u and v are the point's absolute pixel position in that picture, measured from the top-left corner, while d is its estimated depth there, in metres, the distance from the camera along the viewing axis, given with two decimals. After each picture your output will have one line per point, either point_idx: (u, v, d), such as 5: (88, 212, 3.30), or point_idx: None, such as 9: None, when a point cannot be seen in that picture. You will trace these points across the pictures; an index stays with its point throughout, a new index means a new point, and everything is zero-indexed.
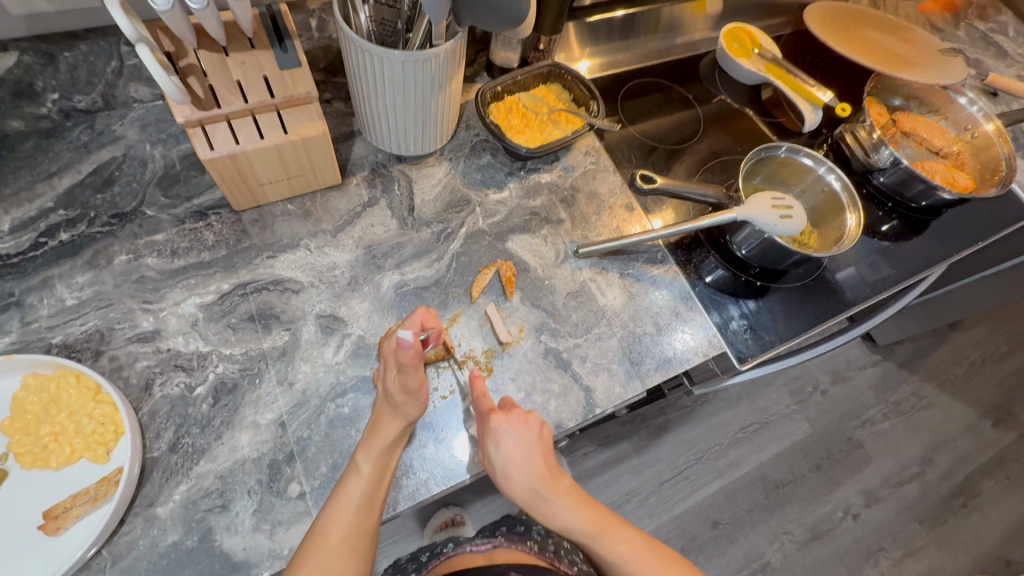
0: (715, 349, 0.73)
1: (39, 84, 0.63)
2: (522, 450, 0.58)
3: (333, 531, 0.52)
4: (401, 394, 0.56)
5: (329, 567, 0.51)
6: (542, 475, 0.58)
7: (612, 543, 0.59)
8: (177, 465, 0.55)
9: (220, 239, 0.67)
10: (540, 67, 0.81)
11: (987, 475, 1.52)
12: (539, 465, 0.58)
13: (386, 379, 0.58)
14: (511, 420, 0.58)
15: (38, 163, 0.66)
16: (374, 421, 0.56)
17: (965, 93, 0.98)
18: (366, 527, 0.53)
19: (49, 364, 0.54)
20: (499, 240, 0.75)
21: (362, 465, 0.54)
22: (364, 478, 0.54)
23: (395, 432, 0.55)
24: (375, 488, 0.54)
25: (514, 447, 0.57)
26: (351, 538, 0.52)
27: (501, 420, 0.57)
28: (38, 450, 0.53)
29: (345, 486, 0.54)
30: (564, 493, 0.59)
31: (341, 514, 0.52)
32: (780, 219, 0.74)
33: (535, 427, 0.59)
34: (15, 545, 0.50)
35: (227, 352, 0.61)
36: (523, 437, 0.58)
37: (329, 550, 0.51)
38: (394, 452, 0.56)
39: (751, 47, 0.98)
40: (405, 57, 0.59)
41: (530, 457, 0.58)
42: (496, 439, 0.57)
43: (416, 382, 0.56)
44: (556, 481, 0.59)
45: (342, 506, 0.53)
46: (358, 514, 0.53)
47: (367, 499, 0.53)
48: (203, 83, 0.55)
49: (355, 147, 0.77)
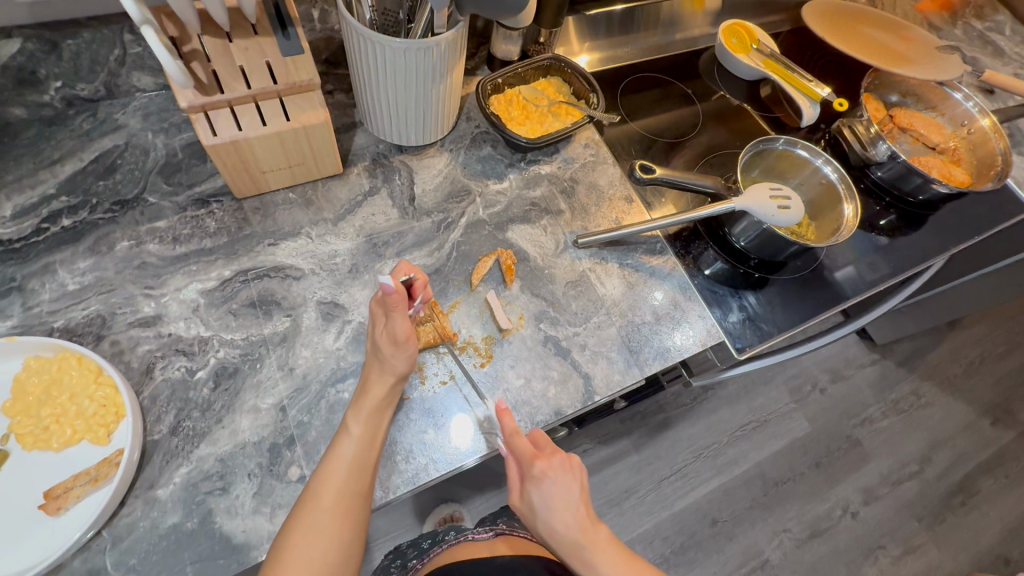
0: (713, 339, 0.74)
1: (43, 71, 0.63)
2: (567, 496, 0.56)
3: (327, 492, 0.52)
4: (388, 344, 0.57)
5: (322, 527, 0.51)
6: (584, 526, 0.55)
7: None
8: (177, 448, 0.55)
9: (222, 226, 0.68)
10: (540, 60, 0.82)
11: (986, 473, 1.53)
12: (582, 515, 0.55)
13: (375, 331, 0.59)
14: (554, 464, 0.57)
15: (41, 150, 0.67)
16: (364, 383, 0.58)
17: (961, 89, 0.99)
18: (359, 487, 0.53)
19: (51, 347, 0.54)
20: (499, 230, 0.75)
21: (351, 425, 0.55)
22: (354, 438, 0.55)
23: (383, 390, 0.57)
24: (367, 451, 0.55)
25: (557, 492, 0.56)
26: (345, 498, 0.52)
27: (545, 466, 0.56)
28: (40, 431, 0.53)
29: (336, 448, 0.55)
30: (608, 549, 0.54)
31: (333, 475, 0.53)
32: (778, 209, 0.74)
33: (578, 472, 0.58)
34: (16, 525, 0.50)
35: (227, 337, 0.62)
36: (569, 484, 0.56)
37: (322, 510, 0.52)
38: (384, 412, 0.57)
39: (750, 43, 0.99)
40: (407, 44, 0.59)
41: (574, 505, 0.55)
42: (538, 485, 0.56)
43: (402, 329, 0.57)
44: (596, 532, 0.55)
45: (333, 464, 0.53)
46: (350, 474, 0.53)
47: (359, 459, 0.54)
48: (207, 69, 0.55)
49: (356, 138, 0.77)
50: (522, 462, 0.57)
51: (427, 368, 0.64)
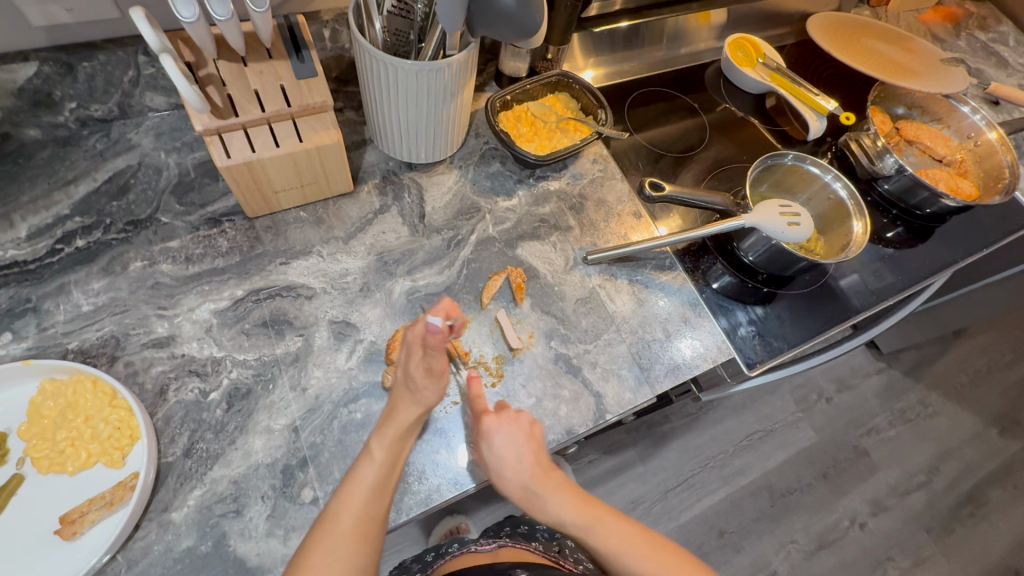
0: (723, 356, 0.74)
1: (58, 93, 0.64)
2: (514, 447, 0.57)
3: (346, 517, 0.52)
4: (425, 376, 0.57)
5: (340, 552, 0.51)
6: (534, 473, 0.58)
7: (603, 532, 0.59)
8: (191, 470, 0.56)
9: (234, 245, 0.68)
10: (549, 77, 0.83)
11: (994, 484, 1.52)
12: (531, 464, 0.58)
13: (410, 360, 0.58)
14: (502, 419, 0.58)
15: (55, 171, 0.67)
16: (390, 407, 0.57)
17: (968, 102, 0.99)
18: (378, 513, 0.53)
19: (66, 370, 0.55)
20: (509, 247, 0.75)
21: (375, 450, 0.55)
22: (376, 464, 0.54)
23: (410, 419, 0.56)
24: (388, 477, 0.54)
25: (505, 446, 0.56)
26: (362, 523, 0.52)
27: (493, 420, 0.57)
28: (55, 454, 0.53)
29: (358, 472, 0.54)
30: (558, 491, 0.59)
31: (353, 499, 0.53)
32: (788, 226, 0.74)
33: (526, 423, 0.59)
34: (32, 549, 0.50)
35: (240, 357, 0.62)
36: (516, 436, 0.57)
37: (341, 533, 0.52)
38: (408, 439, 0.56)
39: (756, 57, 1.00)
40: (417, 66, 0.60)
41: (523, 457, 0.57)
42: (488, 440, 0.57)
43: (442, 364, 0.58)
44: (550, 478, 0.59)
45: (354, 488, 0.53)
46: (370, 500, 0.53)
47: (379, 484, 0.54)
48: (222, 93, 0.56)
49: (366, 155, 0.78)
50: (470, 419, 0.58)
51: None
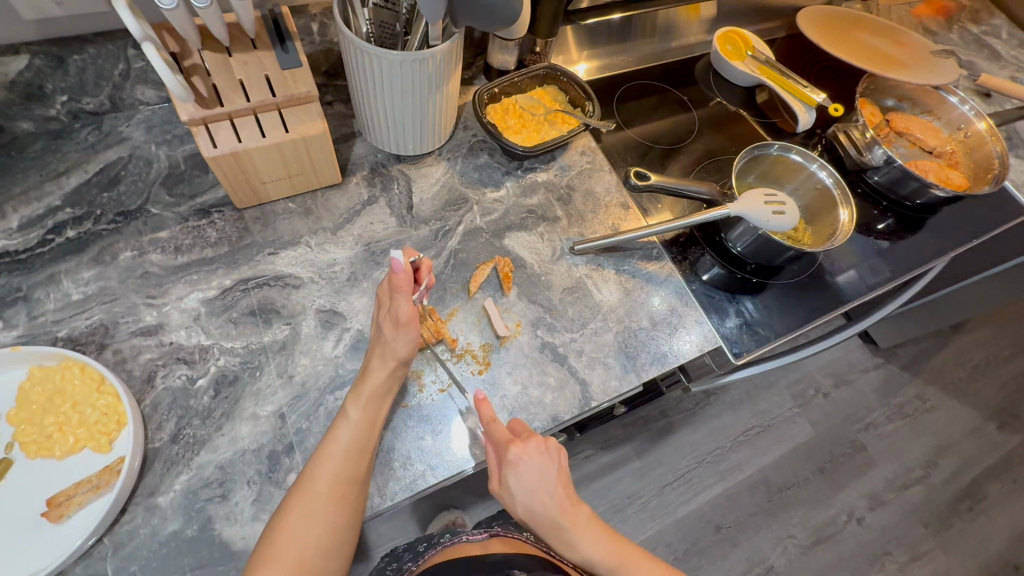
0: (710, 345, 0.74)
1: (49, 86, 0.65)
2: (542, 478, 0.59)
3: (323, 477, 0.54)
4: (392, 327, 0.60)
5: (318, 510, 0.54)
6: (563, 506, 0.60)
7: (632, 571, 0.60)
8: (178, 455, 0.56)
9: (223, 236, 0.69)
10: (537, 70, 0.83)
11: (993, 478, 1.51)
12: (560, 497, 0.60)
13: (381, 315, 0.62)
14: (530, 449, 0.58)
15: (47, 163, 0.68)
16: (365, 368, 0.59)
17: (957, 92, 0.99)
18: (355, 474, 0.55)
19: (54, 356, 0.55)
20: (497, 237, 0.76)
21: (350, 411, 0.57)
22: (351, 424, 0.56)
23: (382, 375, 0.58)
24: (364, 438, 0.56)
25: (532, 476, 0.58)
26: (339, 483, 0.54)
27: (521, 450, 0.57)
28: (43, 439, 0.54)
29: (335, 432, 0.56)
30: (586, 527, 0.60)
31: (329, 459, 0.55)
32: (773, 214, 0.75)
33: (554, 454, 0.60)
34: (20, 531, 0.51)
35: (228, 345, 0.62)
36: (543, 465, 0.59)
37: (318, 493, 0.54)
38: (384, 399, 0.58)
39: (745, 50, 1.00)
40: (402, 57, 0.60)
41: (551, 488, 0.59)
42: (515, 469, 0.57)
43: (406, 311, 0.59)
44: (575, 512, 0.60)
45: (330, 449, 0.55)
46: (346, 460, 0.55)
47: (355, 445, 0.55)
48: (207, 83, 0.57)
49: (355, 147, 0.78)
50: (499, 449, 0.58)
51: (426, 375, 0.65)
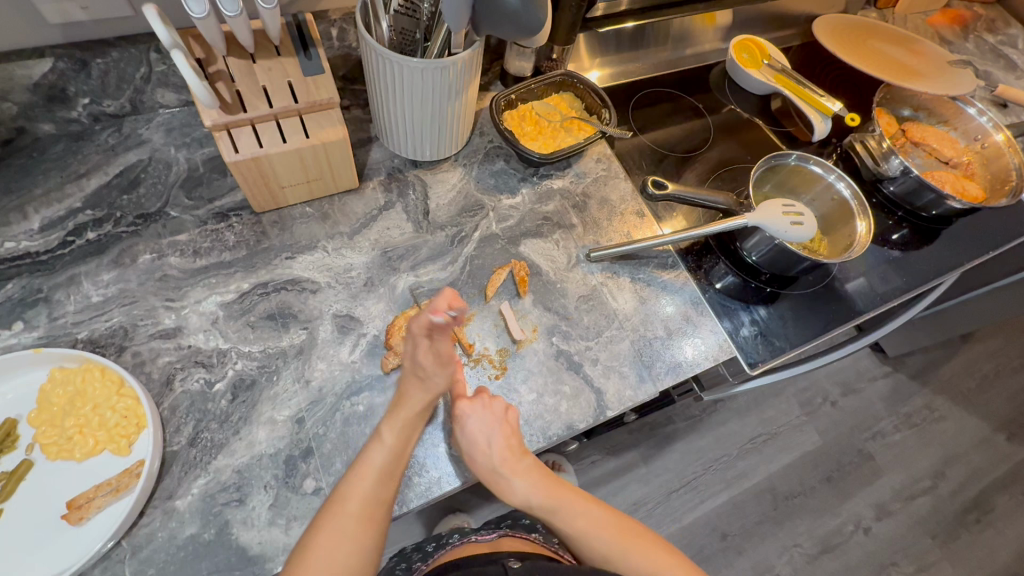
0: (725, 354, 0.74)
1: (72, 89, 0.65)
2: (484, 430, 0.58)
3: (355, 498, 0.53)
4: (434, 363, 0.57)
5: (348, 531, 0.52)
6: (504, 457, 0.60)
7: (567, 512, 0.62)
8: (196, 459, 0.56)
9: (241, 239, 0.69)
10: (553, 76, 0.83)
11: (1002, 490, 1.50)
12: (504, 447, 0.59)
13: (416, 350, 0.57)
14: (476, 403, 0.60)
15: (68, 165, 0.68)
16: (400, 393, 0.58)
17: (974, 103, 0.98)
18: (387, 496, 0.54)
19: (75, 358, 0.56)
20: (512, 244, 0.76)
21: (385, 435, 0.56)
22: (386, 447, 0.55)
23: (420, 405, 0.57)
24: (397, 461, 0.55)
25: (478, 431, 0.58)
26: (371, 505, 0.53)
27: (466, 404, 0.60)
28: (63, 441, 0.54)
29: (367, 453, 0.55)
30: (527, 473, 0.61)
31: (362, 480, 0.54)
32: (791, 225, 0.75)
33: (501, 411, 0.60)
34: (40, 532, 0.51)
35: (246, 349, 0.63)
36: (490, 421, 0.59)
37: (349, 514, 0.52)
38: (417, 424, 0.58)
39: (761, 58, 1.00)
40: (424, 64, 0.61)
41: (493, 441, 0.58)
42: (461, 422, 0.59)
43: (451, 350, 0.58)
44: (519, 461, 0.61)
45: (363, 469, 0.54)
46: (379, 482, 0.54)
47: (388, 469, 0.55)
48: (231, 89, 0.57)
49: (372, 152, 0.79)
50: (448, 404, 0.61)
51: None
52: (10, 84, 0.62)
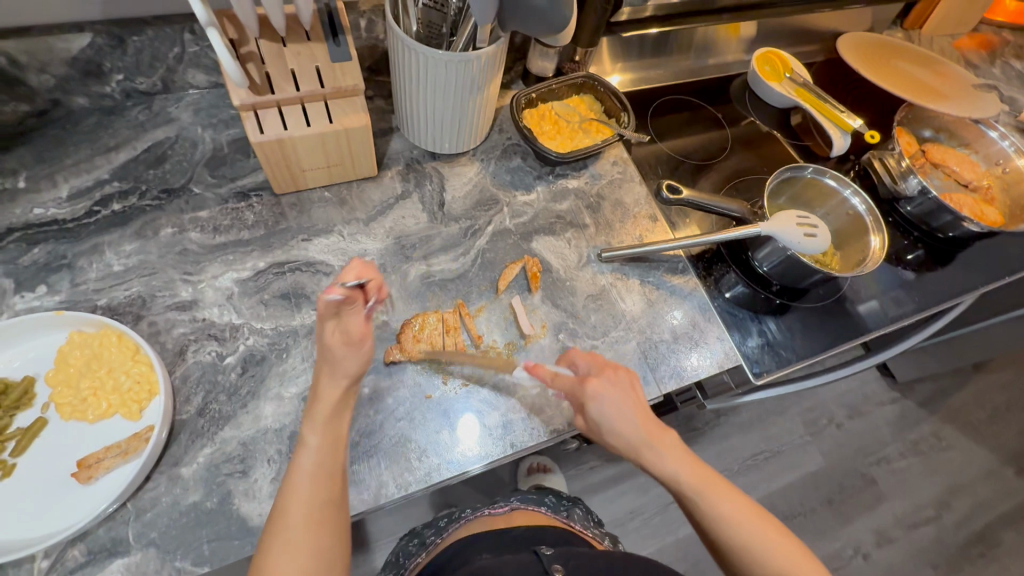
0: (730, 362, 0.74)
1: (107, 65, 0.67)
2: (621, 406, 0.60)
3: (296, 505, 0.49)
4: (342, 344, 0.54)
5: (299, 541, 0.48)
6: (649, 429, 0.60)
7: (715, 496, 0.57)
8: (203, 428, 0.58)
9: (260, 220, 0.71)
10: (575, 78, 0.84)
11: (1008, 525, 1.47)
12: (644, 421, 0.60)
13: (325, 330, 0.54)
14: (604, 382, 0.61)
15: (99, 138, 0.71)
16: (314, 391, 0.55)
17: (996, 127, 0.99)
18: (331, 493, 0.51)
19: (93, 323, 0.57)
20: (524, 240, 0.77)
21: (308, 438, 0.53)
22: (313, 449, 0.52)
23: (336, 394, 0.54)
24: (330, 459, 0.52)
25: (615, 404, 0.60)
26: (314, 510, 0.50)
27: (595, 383, 0.61)
28: (78, 402, 0.56)
29: (295, 461, 0.52)
30: (674, 447, 0.60)
31: (297, 489, 0.50)
32: (805, 236, 0.74)
33: (627, 383, 0.62)
34: (49, 489, 0.52)
35: (258, 326, 0.64)
36: (623, 397, 0.61)
37: (295, 524, 0.49)
38: (342, 417, 0.55)
39: (783, 72, 1.00)
40: (448, 57, 0.62)
41: (631, 413, 0.60)
42: (593, 402, 0.60)
43: (358, 329, 0.54)
44: (663, 437, 0.61)
45: (295, 478, 0.51)
46: (315, 484, 0.51)
47: (321, 468, 0.51)
48: (261, 71, 0.59)
49: (392, 142, 0.80)
50: (574, 391, 0.62)
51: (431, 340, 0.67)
52: (50, 57, 0.64)
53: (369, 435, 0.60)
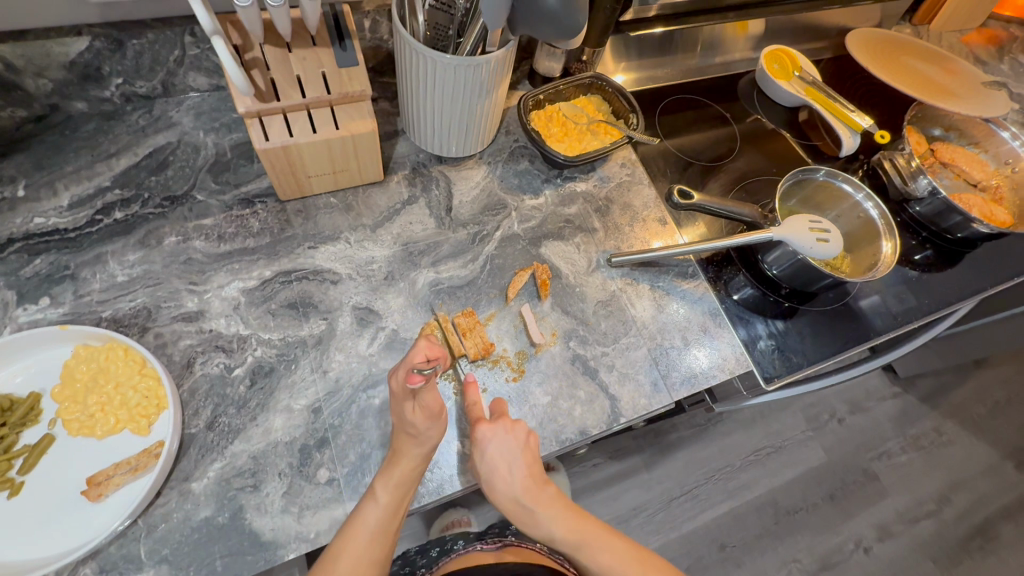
0: (741, 367, 0.74)
1: (106, 69, 0.66)
2: (508, 459, 0.58)
3: (346, 557, 0.53)
4: (424, 418, 0.56)
5: None
6: (527, 486, 0.59)
7: (592, 551, 0.60)
8: (213, 442, 0.57)
9: (265, 227, 0.69)
10: (583, 79, 0.83)
11: (1007, 518, 1.48)
12: (527, 476, 0.59)
13: (401, 409, 0.56)
14: (496, 430, 0.58)
15: (99, 144, 0.69)
16: (395, 448, 0.55)
17: (1007, 127, 0.97)
18: (380, 550, 0.54)
19: (100, 336, 0.56)
20: (533, 245, 0.76)
21: (379, 493, 0.54)
22: (380, 507, 0.54)
23: (415, 463, 0.55)
24: (390, 519, 0.54)
25: (499, 457, 0.58)
26: (363, 562, 0.54)
27: (487, 430, 0.58)
28: (85, 418, 0.55)
29: (360, 511, 0.54)
30: (549, 503, 0.60)
31: (353, 541, 0.53)
32: (817, 242, 0.73)
33: (518, 432, 0.59)
34: (59, 507, 0.52)
35: (266, 336, 0.63)
36: (513, 446, 0.58)
37: (339, 572, 0.53)
38: (413, 480, 0.55)
39: (792, 70, 0.99)
40: (457, 61, 0.60)
41: (517, 469, 0.58)
42: (481, 449, 0.58)
43: (434, 402, 0.57)
44: (541, 491, 0.60)
45: (354, 530, 0.53)
46: (371, 541, 0.53)
47: (382, 527, 0.54)
48: (266, 77, 0.57)
49: (397, 146, 0.79)
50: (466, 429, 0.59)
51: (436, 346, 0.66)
52: (47, 61, 0.62)
53: (380, 446, 0.60)
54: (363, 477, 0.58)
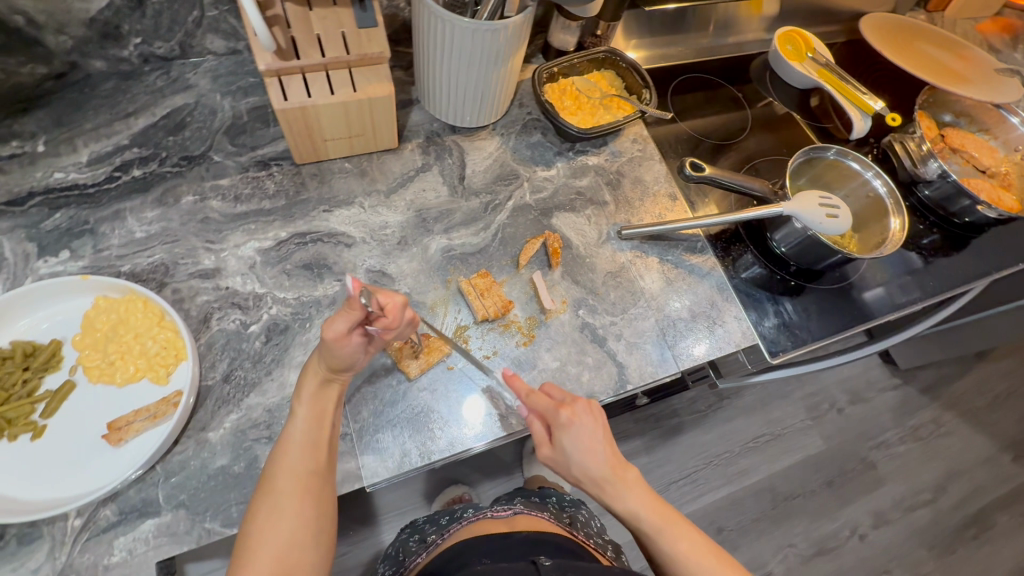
0: (747, 341, 0.75)
1: (125, 27, 0.66)
2: (594, 439, 0.57)
3: (282, 473, 0.51)
4: (330, 347, 0.51)
5: (286, 510, 0.50)
6: (613, 464, 0.57)
7: (673, 534, 0.57)
8: (229, 395, 0.58)
9: (281, 189, 0.70)
10: (597, 53, 0.83)
11: (1001, 509, 1.50)
12: (610, 456, 0.57)
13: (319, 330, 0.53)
14: (578, 411, 0.58)
15: (117, 103, 0.70)
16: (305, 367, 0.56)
17: (1018, 113, 0.97)
18: (318, 464, 0.52)
19: (120, 288, 0.58)
20: (545, 216, 0.76)
21: (297, 408, 0.54)
22: (301, 419, 0.53)
23: (321, 374, 0.55)
24: (316, 429, 0.53)
25: (586, 438, 0.57)
26: (302, 478, 0.51)
27: (570, 412, 0.57)
28: (105, 365, 0.56)
29: (286, 430, 0.54)
30: (634, 485, 0.58)
31: (286, 457, 0.52)
32: (826, 217, 0.74)
33: (601, 413, 0.59)
34: (80, 450, 0.53)
35: (281, 295, 0.64)
36: (595, 427, 0.57)
37: (281, 491, 0.50)
38: (329, 389, 0.55)
39: (806, 51, 0.98)
40: (475, 25, 0.61)
41: (602, 447, 0.57)
42: (568, 430, 0.56)
43: (335, 335, 0.51)
44: (625, 472, 0.58)
45: (284, 446, 0.52)
46: (302, 452, 0.52)
47: (310, 438, 0.53)
48: (286, 35, 0.58)
49: (412, 115, 0.79)
50: (547, 415, 0.58)
51: (451, 308, 0.68)
52: (68, 17, 0.62)
53: (393, 404, 0.61)
54: (376, 434, 0.60)
